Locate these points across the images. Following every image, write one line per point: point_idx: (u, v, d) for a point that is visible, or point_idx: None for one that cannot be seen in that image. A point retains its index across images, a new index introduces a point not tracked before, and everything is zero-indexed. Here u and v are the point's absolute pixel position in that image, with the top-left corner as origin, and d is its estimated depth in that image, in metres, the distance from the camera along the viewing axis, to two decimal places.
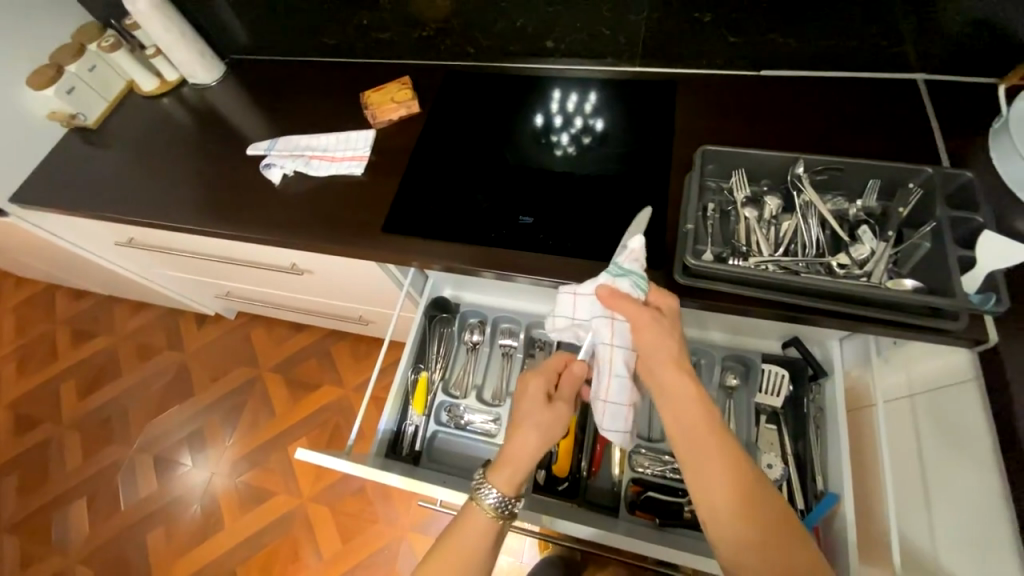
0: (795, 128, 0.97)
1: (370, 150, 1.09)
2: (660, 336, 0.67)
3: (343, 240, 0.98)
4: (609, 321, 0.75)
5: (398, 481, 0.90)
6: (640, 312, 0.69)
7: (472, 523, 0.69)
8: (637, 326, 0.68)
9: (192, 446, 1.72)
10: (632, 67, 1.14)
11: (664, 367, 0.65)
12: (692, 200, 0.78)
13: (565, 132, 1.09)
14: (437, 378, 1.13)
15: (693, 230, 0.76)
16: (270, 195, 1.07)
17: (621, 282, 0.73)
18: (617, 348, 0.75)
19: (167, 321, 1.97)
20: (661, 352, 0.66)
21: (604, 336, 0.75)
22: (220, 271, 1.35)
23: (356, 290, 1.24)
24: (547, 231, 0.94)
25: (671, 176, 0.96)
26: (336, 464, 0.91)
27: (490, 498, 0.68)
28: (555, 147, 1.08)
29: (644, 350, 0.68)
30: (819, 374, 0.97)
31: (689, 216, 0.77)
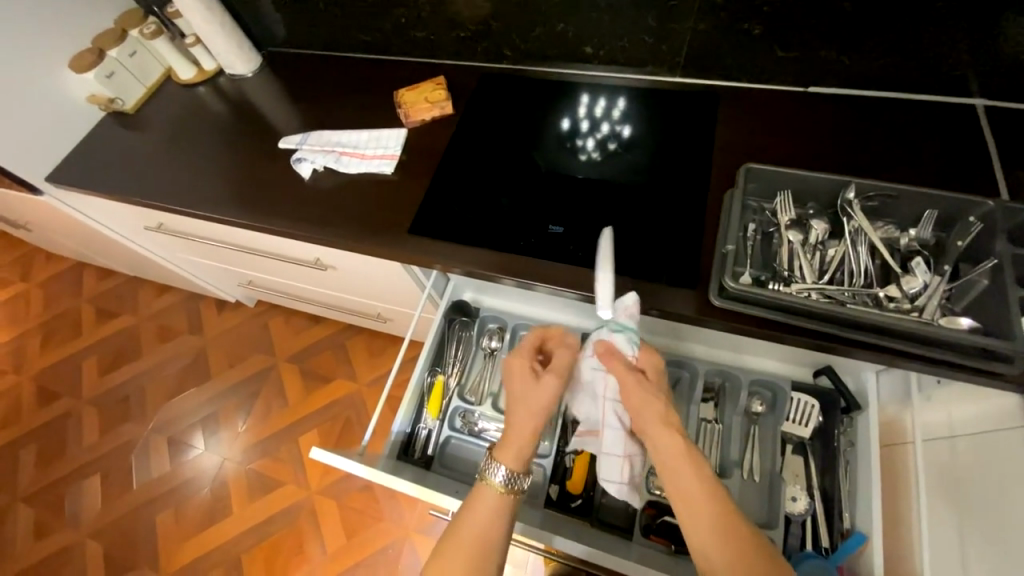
0: (842, 149, 0.93)
1: (401, 149, 1.08)
2: (643, 397, 0.72)
3: (370, 238, 0.97)
4: (604, 377, 0.80)
5: (410, 488, 0.88)
6: (627, 374, 0.74)
7: (482, 505, 0.71)
8: (625, 384, 0.74)
9: (206, 429, 1.74)
10: (671, 77, 1.11)
11: (654, 425, 0.70)
12: (732, 218, 0.75)
13: (592, 137, 1.07)
14: (453, 383, 1.11)
15: (733, 252, 0.74)
16: (299, 189, 1.07)
17: (617, 337, 0.77)
18: (608, 400, 0.79)
19: (189, 304, 2.00)
20: (647, 415, 0.71)
21: (602, 390, 0.79)
22: (245, 261, 1.36)
23: (376, 287, 1.23)
24: (577, 241, 0.92)
25: (708, 193, 0.93)
26: (347, 465, 0.89)
27: (501, 477, 0.71)
28: (580, 152, 1.05)
29: (634, 410, 0.73)
30: (852, 406, 0.94)
31: (728, 237, 0.74)
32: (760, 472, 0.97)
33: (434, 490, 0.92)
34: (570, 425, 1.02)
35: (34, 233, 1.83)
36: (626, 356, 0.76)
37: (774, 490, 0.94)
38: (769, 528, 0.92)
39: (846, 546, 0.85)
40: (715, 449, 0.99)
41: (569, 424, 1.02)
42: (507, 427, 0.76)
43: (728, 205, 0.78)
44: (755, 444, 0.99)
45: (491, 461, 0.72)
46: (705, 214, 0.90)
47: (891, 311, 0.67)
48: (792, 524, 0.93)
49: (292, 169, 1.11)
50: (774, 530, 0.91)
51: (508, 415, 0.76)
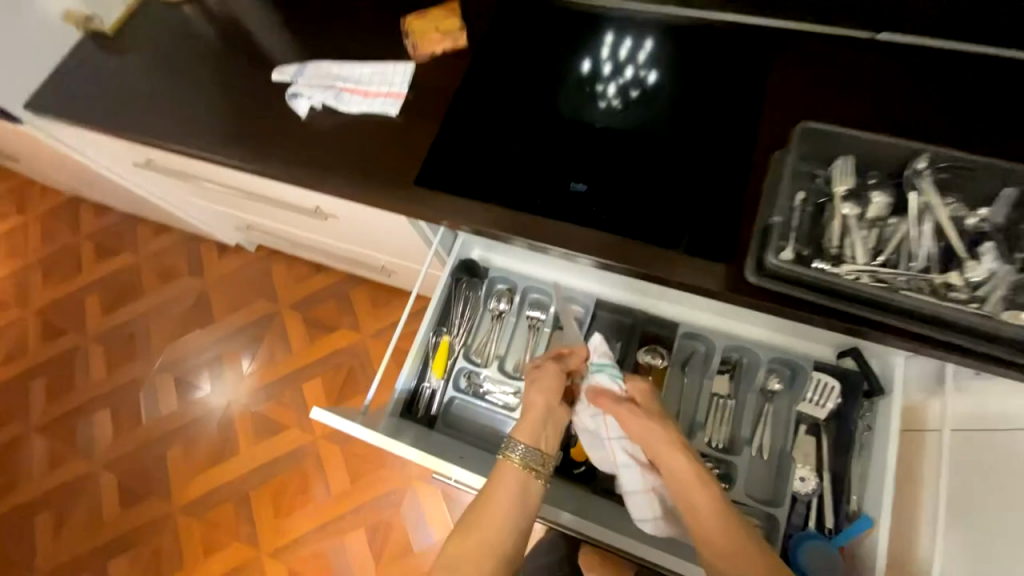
0: (909, 109, 0.82)
1: (407, 87, 0.97)
2: (644, 423, 0.76)
3: (372, 188, 0.89)
4: (603, 418, 0.83)
5: (413, 454, 0.87)
6: (620, 409, 0.78)
7: (505, 481, 0.72)
8: (625, 418, 0.77)
9: (211, 371, 1.75)
10: (717, 14, 0.96)
11: (661, 451, 0.73)
12: (781, 186, 0.67)
13: (613, 82, 0.95)
14: (459, 344, 1.07)
15: (779, 224, 0.66)
16: (296, 129, 0.97)
17: (600, 377, 0.82)
18: (614, 441, 0.82)
19: (189, 246, 1.95)
20: (654, 440, 0.74)
21: (605, 433, 0.83)
22: (242, 206, 1.29)
23: (379, 239, 1.16)
24: (599, 202, 0.84)
25: (750, 155, 0.82)
26: (349, 428, 0.87)
27: (519, 450, 0.74)
28: (600, 98, 0.94)
29: (639, 440, 0.76)
30: (874, 390, 0.91)
31: (775, 207, 0.67)
32: (769, 450, 0.95)
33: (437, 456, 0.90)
34: None
35: (24, 164, 1.74)
36: (615, 393, 0.81)
37: (782, 472, 0.93)
38: (773, 506, 0.90)
39: (850, 531, 0.85)
40: (726, 424, 0.96)
41: None
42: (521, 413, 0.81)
43: (778, 170, 0.69)
44: (767, 422, 0.96)
45: (511, 438, 0.76)
46: (744, 178, 0.81)
47: (946, 302, 0.61)
48: (796, 504, 0.91)
49: (287, 106, 1.00)
50: (778, 509, 0.90)
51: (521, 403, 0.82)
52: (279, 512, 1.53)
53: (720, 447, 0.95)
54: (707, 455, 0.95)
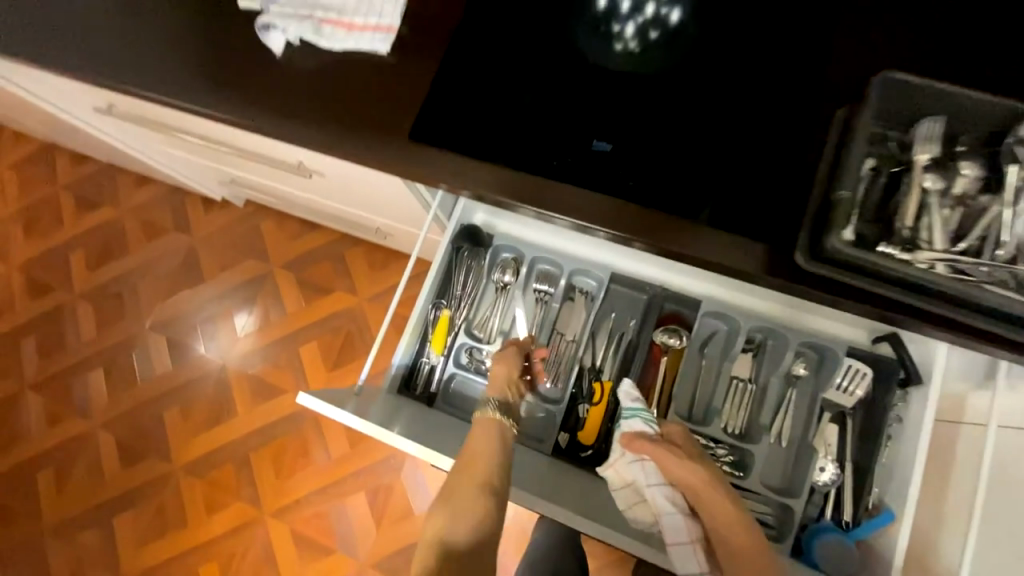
0: (1000, 58, 0.68)
1: (400, 19, 0.81)
2: (686, 466, 0.74)
3: (361, 143, 0.77)
4: (641, 463, 0.77)
5: (412, 447, 0.82)
6: (659, 453, 0.75)
7: (483, 438, 0.76)
8: (666, 461, 0.74)
9: (204, 333, 1.69)
10: None
11: (706, 494, 0.72)
12: (854, 150, 0.55)
13: (632, 20, 0.71)
14: (461, 318, 0.99)
15: (851, 198, 0.55)
16: (270, 69, 0.83)
17: (634, 422, 0.80)
18: (655, 488, 0.75)
19: (173, 199, 1.83)
20: (697, 484, 0.73)
21: (645, 480, 0.76)
22: (221, 158, 1.16)
23: (373, 200, 1.04)
24: (624, 166, 0.72)
25: (798, 112, 0.71)
26: (339, 416, 0.81)
27: (492, 405, 0.80)
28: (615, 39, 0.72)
29: (680, 483, 0.74)
30: (910, 380, 0.83)
31: (846, 177, 0.55)
32: (789, 437, 0.89)
33: (438, 446, 0.85)
34: (589, 372, 0.95)
35: None
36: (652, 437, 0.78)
37: (801, 461, 0.87)
38: (789, 497, 0.86)
39: (870, 524, 0.80)
40: (743, 410, 0.90)
41: (586, 374, 0.95)
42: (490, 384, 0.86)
43: (849, 131, 0.57)
44: (789, 408, 0.89)
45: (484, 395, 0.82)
46: (789, 143, 0.70)
47: None
48: (813, 494, 0.87)
49: (258, 41, 0.86)
50: (794, 499, 0.85)
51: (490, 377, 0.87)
52: (279, 475, 1.53)
53: (735, 434, 0.89)
54: (723, 442, 0.89)
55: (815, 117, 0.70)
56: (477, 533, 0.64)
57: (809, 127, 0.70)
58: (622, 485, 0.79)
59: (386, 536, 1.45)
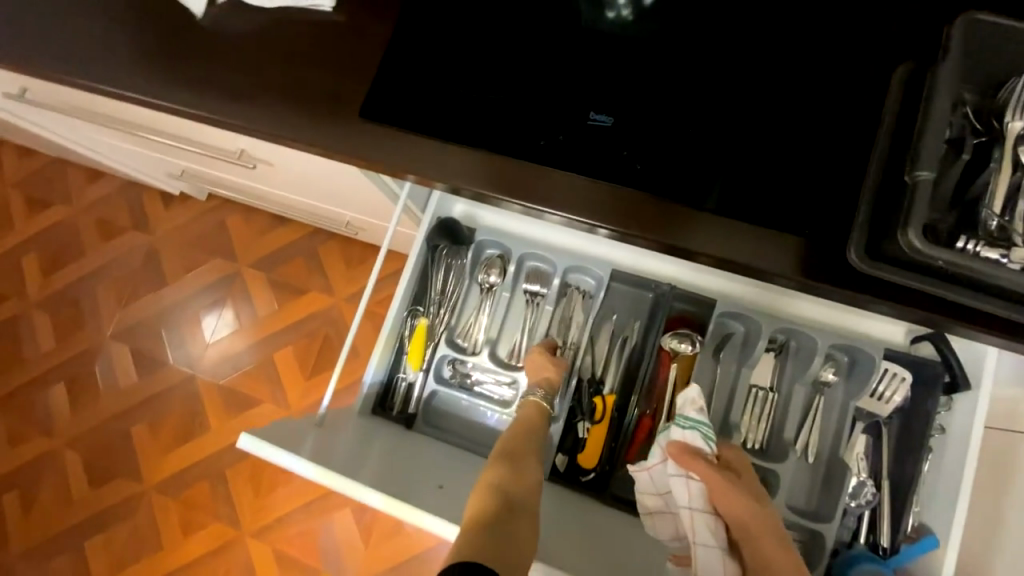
0: None
1: None
2: (742, 500, 0.64)
3: (300, 125, 0.63)
4: (686, 481, 0.66)
5: (378, 499, 0.66)
6: (712, 476, 0.65)
7: (522, 415, 0.77)
8: (717, 488, 0.65)
9: (171, 341, 1.56)
10: None
11: (758, 537, 0.63)
12: (937, 114, 0.43)
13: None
14: (440, 326, 0.87)
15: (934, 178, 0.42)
16: (187, 33, 0.68)
17: (692, 436, 0.68)
18: (694, 513, 0.65)
19: (130, 195, 1.67)
20: (753, 524, 0.63)
21: (686, 500, 0.66)
22: (158, 146, 1.00)
23: (334, 191, 0.90)
24: (625, 145, 0.59)
25: (832, 75, 0.58)
26: (286, 461, 0.66)
27: (539, 392, 0.78)
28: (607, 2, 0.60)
29: (730, 515, 0.64)
30: (957, 385, 0.73)
31: (927, 149, 0.42)
32: (817, 453, 0.77)
33: (414, 491, 0.70)
34: (588, 385, 0.83)
35: None
36: (707, 455, 0.68)
37: (832, 482, 0.76)
38: (820, 522, 0.75)
39: (915, 550, 0.71)
40: (765, 422, 0.78)
41: (586, 388, 0.83)
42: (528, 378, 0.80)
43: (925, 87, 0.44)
44: (817, 419, 0.77)
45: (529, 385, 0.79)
46: (821, 114, 0.58)
47: None
48: (845, 517, 0.76)
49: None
50: (825, 525, 0.74)
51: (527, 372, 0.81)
52: (259, 492, 1.42)
53: (756, 450, 0.78)
54: None
55: (853, 81, 0.58)
56: (530, 491, 0.64)
57: (845, 91, 0.58)
58: (652, 495, 0.71)
59: (375, 552, 1.36)
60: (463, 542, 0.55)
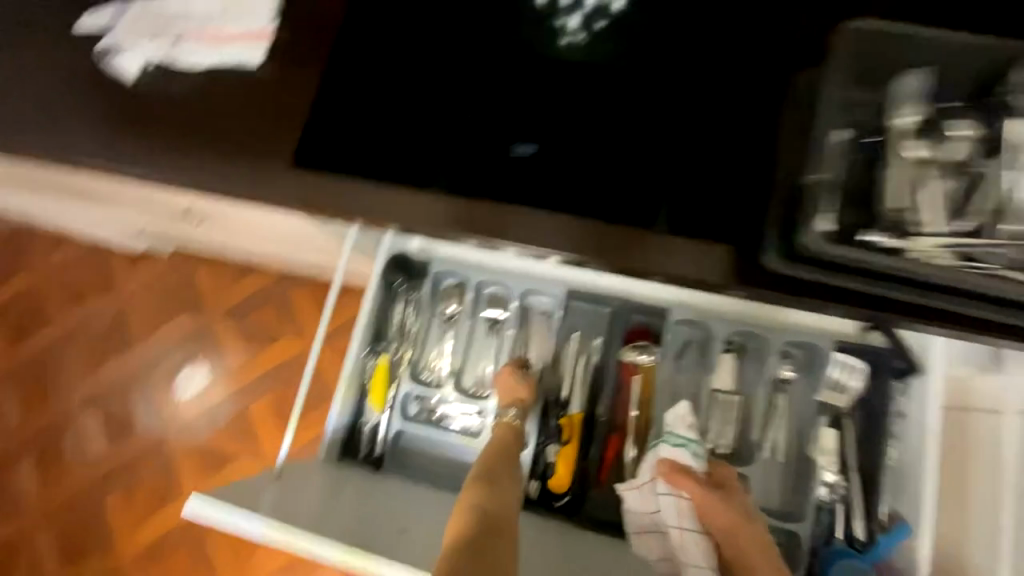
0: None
1: (273, 23, 0.68)
2: (733, 519, 0.67)
3: (234, 180, 0.64)
4: (677, 500, 0.69)
5: (331, 552, 0.63)
6: (703, 495, 0.68)
7: (496, 438, 0.76)
8: (708, 507, 0.68)
9: (142, 403, 1.52)
10: None
11: (746, 551, 0.66)
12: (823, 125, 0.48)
13: (576, 12, 0.66)
14: (403, 362, 0.86)
15: (825, 182, 0.48)
16: (118, 99, 0.69)
17: (681, 453, 0.71)
18: (686, 531, 0.69)
19: (93, 257, 1.65)
20: (744, 541, 0.67)
21: (677, 520, 0.69)
22: (108, 208, 1.00)
23: (287, 237, 0.91)
24: (551, 172, 0.61)
25: (743, 89, 0.61)
26: (239, 520, 0.64)
27: (512, 413, 0.78)
28: (562, 33, 0.65)
29: (720, 530, 0.68)
30: (908, 369, 0.74)
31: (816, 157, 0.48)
32: (785, 452, 0.78)
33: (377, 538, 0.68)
34: (554, 407, 0.83)
35: None
36: (697, 472, 0.71)
37: (802, 479, 0.77)
38: (794, 520, 0.76)
39: (890, 539, 0.70)
40: (732, 425, 0.79)
41: (553, 409, 0.83)
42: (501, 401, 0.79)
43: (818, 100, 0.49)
44: (781, 417, 0.78)
45: (501, 407, 0.78)
46: (737, 125, 0.60)
47: None
48: (821, 513, 0.75)
49: (99, 66, 0.71)
50: (799, 523, 0.75)
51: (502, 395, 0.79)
52: (241, 552, 1.36)
53: (726, 454, 0.78)
54: None
55: (764, 92, 0.61)
56: (510, 511, 0.64)
57: (759, 102, 0.61)
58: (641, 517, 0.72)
59: None
60: (444, 564, 0.54)
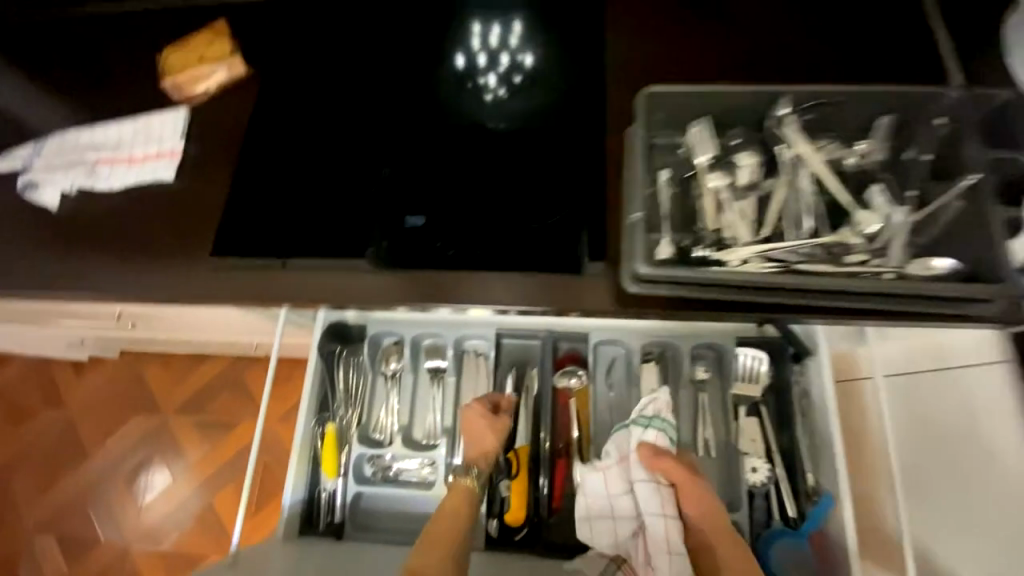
0: (751, 47, 0.72)
1: (183, 140, 0.76)
2: (706, 504, 0.72)
3: (159, 285, 0.69)
4: (657, 485, 0.73)
5: None
6: (686, 476, 0.73)
7: (452, 499, 0.75)
8: (684, 490, 0.73)
9: (99, 517, 1.45)
10: None
11: (715, 531, 0.71)
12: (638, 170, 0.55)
13: (492, 72, 0.77)
14: (351, 427, 0.90)
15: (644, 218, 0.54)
16: (41, 226, 0.73)
17: (661, 437, 0.76)
18: (666, 518, 0.72)
19: (37, 372, 1.60)
20: (712, 529, 0.71)
21: (657, 506, 0.73)
22: (43, 324, 1.01)
23: (226, 324, 0.94)
24: (440, 236, 0.68)
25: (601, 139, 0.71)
26: None
27: (474, 473, 0.79)
28: (484, 91, 0.76)
29: (695, 513, 0.72)
30: (802, 352, 0.83)
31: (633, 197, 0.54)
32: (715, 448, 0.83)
33: None
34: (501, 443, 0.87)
35: None
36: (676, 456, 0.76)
37: (732, 468, 0.82)
38: (733, 511, 0.80)
39: (815, 514, 0.77)
40: None
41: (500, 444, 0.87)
42: (472, 445, 0.80)
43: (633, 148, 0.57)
44: (706, 416, 0.84)
45: (468, 462, 0.80)
46: (602, 168, 0.69)
47: (844, 269, 0.51)
48: (756, 500, 0.81)
49: (21, 198, 0.76)
50: (739, 513, 0.79)
51: (473, 436, 0.80)
52: None
53: None
54: None
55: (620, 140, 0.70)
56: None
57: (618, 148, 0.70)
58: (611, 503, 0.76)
59: None
60: None
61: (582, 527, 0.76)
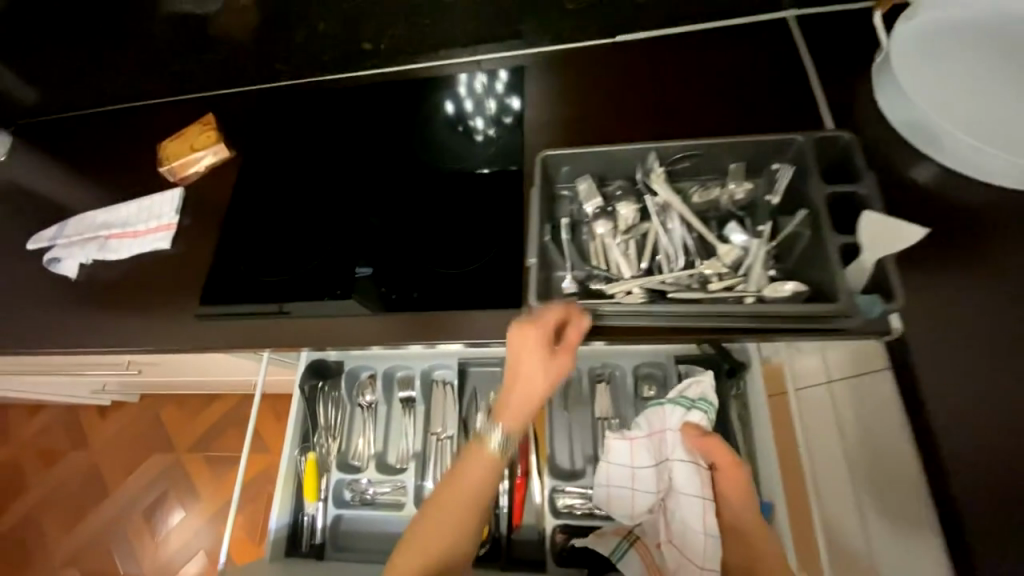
0: (651, 109, 0.85)
1: (179, 214, 0.90)
2: (745, 488, 0.71)
3: (156, 337, 0.81)
4: (694, 467, 0.73)
5: None
6: (732, 462, 0.71)
7: (477, 465, 0.64)
8: (725, 472, 0.72)
9: (120, 552, 1.55)
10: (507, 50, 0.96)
11: (748, 515, 0.71)
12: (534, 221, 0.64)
13: (481, 116, 0.92)
14: (332, 454, 0.99)
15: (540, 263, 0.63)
16: (64, 293, 0.87)
17: (702, 418, 0.76)
18: (702, 500, 0.72)
19: (67, 417, 1.75)
20: (748, 514, 0.70)
21: (691, 487, 0.73)
22: (67, 374, 1.15)
23: (222, 367, 1.07)
24: (386, 282, 0.77)
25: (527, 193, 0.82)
26: None
27: (497, 440, 0.63)
28: (475, 133, 0.91)
29: (731, 496, 0.72)
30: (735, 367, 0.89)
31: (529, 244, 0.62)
32: None
33: None
34: None
35: None
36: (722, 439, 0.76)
37: None
38: None
39: None
40: None
41: None
42: (512, 385, 0.63)
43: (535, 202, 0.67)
44: None
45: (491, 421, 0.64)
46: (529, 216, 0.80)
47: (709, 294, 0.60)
48: None
49: (48, 269, 0.90)
50: None
51: (515, 370, 0.63)
52: None
53: None
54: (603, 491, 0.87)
55: None
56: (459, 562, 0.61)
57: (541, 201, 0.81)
58: (638, 478, 0.76)
59: None
60: None
61: (597, 496, 0.77)
